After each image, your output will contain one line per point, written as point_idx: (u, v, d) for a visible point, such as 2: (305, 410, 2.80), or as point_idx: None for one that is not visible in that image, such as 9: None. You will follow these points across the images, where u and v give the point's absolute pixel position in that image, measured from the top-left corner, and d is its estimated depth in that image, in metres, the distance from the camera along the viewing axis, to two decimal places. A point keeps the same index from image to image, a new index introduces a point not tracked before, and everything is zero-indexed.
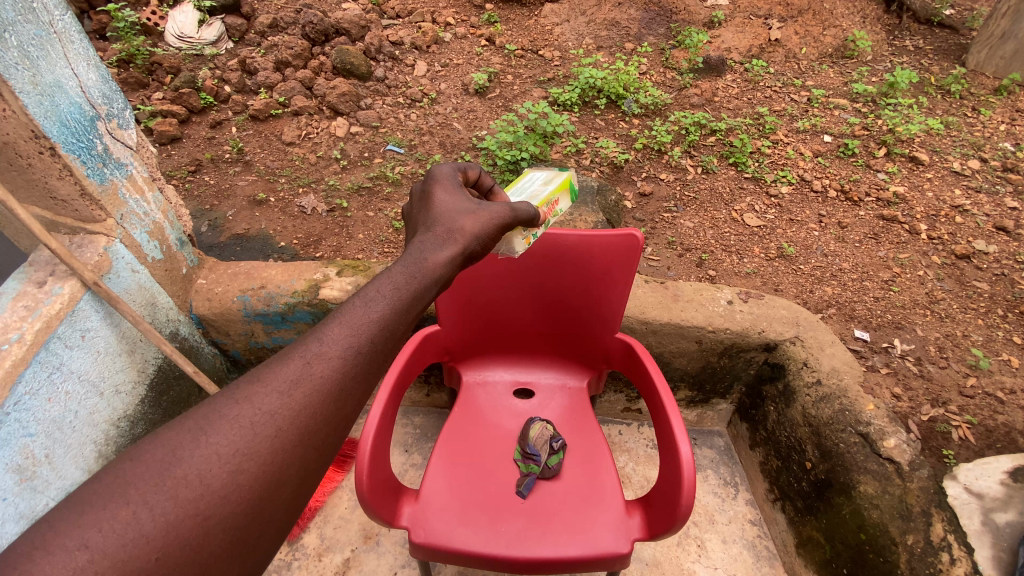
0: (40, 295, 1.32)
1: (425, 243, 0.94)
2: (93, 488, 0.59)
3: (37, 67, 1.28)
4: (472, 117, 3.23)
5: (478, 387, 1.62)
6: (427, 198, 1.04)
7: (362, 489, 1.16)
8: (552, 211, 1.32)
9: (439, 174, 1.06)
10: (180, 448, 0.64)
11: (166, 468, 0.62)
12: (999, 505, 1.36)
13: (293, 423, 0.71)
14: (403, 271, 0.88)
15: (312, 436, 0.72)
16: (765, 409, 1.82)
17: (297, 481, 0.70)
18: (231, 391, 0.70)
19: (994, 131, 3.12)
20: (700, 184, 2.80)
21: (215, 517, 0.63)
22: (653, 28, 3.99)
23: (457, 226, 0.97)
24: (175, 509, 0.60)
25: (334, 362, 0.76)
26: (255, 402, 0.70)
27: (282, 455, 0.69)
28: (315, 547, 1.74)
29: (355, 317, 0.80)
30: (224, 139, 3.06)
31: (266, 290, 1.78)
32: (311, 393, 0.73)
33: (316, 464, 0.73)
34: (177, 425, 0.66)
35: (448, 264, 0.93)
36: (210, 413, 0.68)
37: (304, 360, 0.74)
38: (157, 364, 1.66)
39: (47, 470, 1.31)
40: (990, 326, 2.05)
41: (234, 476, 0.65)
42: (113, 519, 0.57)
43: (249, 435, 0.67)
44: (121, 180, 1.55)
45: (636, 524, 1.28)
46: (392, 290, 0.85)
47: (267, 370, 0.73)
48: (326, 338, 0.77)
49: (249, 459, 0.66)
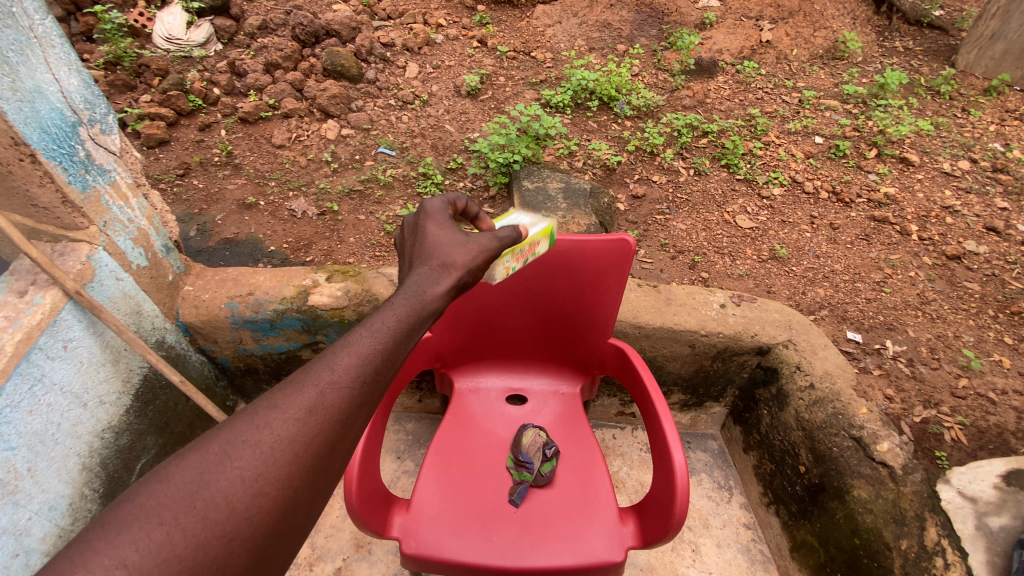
0: (21, 305, 1.29)
1: (421, 275, 0.93)
2: (125, 511, 0.58)
3: (17, 72, 1.25)
4: (464, 119, 3.21)
5: (472, 395, 1.60)
6: (418, 232, 1.02)
7: (352, 501, 1.14)
8: (530, 253, 1.29)
9: (430, 209, 1.04)
10: (206, 471, 0.63)
11: (193, 491, 0.61)
12: (993, 510, 1.36)
13: (309, 449, 0.69)
14: (404, 303, 0.86)
15: (326, 462, 0.71)
16: (759, 413, 1.81)
17: (309, 503, 0.69)
18: (250, 415, 0.68)
19: (984, 131, 3.14)
20: (692, 186, 2.80)
21: (239, 538, 0.62)
22: (645, 29, 3.99)
23: (450, 259, 0.96)
24: (203, 531, 0.60)
25: (346, 391, 0.74)
26: (274, 429, 0.68)
27: (299, 479, 0.68)
28: (307, 557, 1.72)
29: (363, 347, 0.78)
30: (213, 142, 3.02)
31: (254, 296, 1.75)
32: (326, 420, 0.71)
33: (327, 485, 0.72)
34: (201, 446, 0.65)
35: (444, 296, 0.92)
36: (232, 436, 0.66)
37: (317, 389, 0.72)
38: (143, 373, 1.63)
39: (29, 484, 1.28)
40: (981, 326, 2.06)
41: (257, 498, 0.64)
42: (149, 539, 0.57)
43: (269, 460, 0.66)
44: (104, 187, 1.52)
45: (629, 532, 1.27)
46: (395, 321, 0.83)
47: (282, 396, 0.71)
48: (337, 367, 0.75)
49: (269, 483, 0.65)
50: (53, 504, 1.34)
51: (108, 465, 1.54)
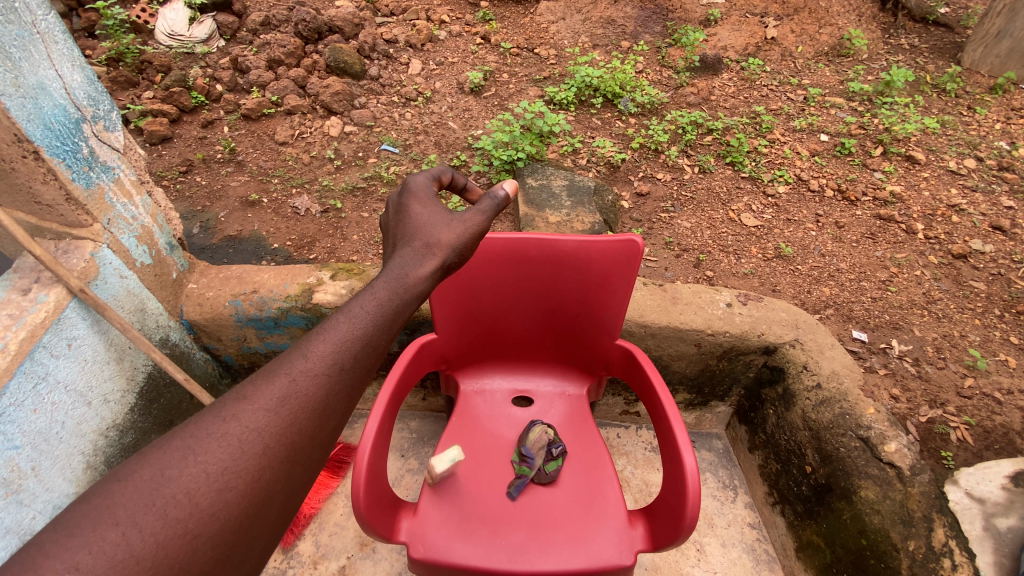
0: (25, 303, 1.28)
1: (404, 258, 0.92)
2: (80, 511, 0.58)
3: (20, 68, 1.24)
4: (467, 116, 3.20)
5: (478, 396, 1.60)
6: (402, 212, 1.01)
7: (359, 506, 1.14)
8: None
9: (414, 186, 1.04)
10: (169, 467, 0.63)
11: (154, 488, 0.61)
12: (1001, 511, 1.36)
13: (279, 440, 0.70)
14: (385, 286, 0.86)
15: (298, 453, 0.71)
16: (764, 412, 1.80)
17: (283, 497, 0.69)
18: (217, 409, 0.69)
19: (990, 129, 3.12)
20: (697, 184, 2.79)
21: (203, 535, 0.61)
22: (649, 26, 3.98)
23: (434, 239, 0.95)
24: (164, 529, 0.59)
25: (319, 379, 0.75)
26: (242, 420, 0.69)
27: (269, 472, 0.68)
28: (311, 555, 1.72)
29: (338, 334, 0.79)
30: (216, 139, 3.02)
31: (258, 294, 1.75)
32: (296, 410, 0.72)
33: (303, 479, 0.72)
34: (164, 443, 0.65)
35: (430, 278, 0.91)
36: (196, 430, 0.66)
37: (288, 377, 0.74)
38: (147, 372, 1.63)
39: (33, 483, 1.28)
40: (987, 326, 2.05)
41: (223, 494, 0.64)
42: (102, 541, 0.56)
43: (236, 453, 0.66)
44: (108, 184, 1.52)
45: (638, 535, 1.27)
46: (375, 306, 0.83)
47: (252, 387, 0.72)
48: (312, 355, 0.76)
49: (238, 477, 0.65)
50: (56, 502, 1.34)
51: (111, 463, 1.53)
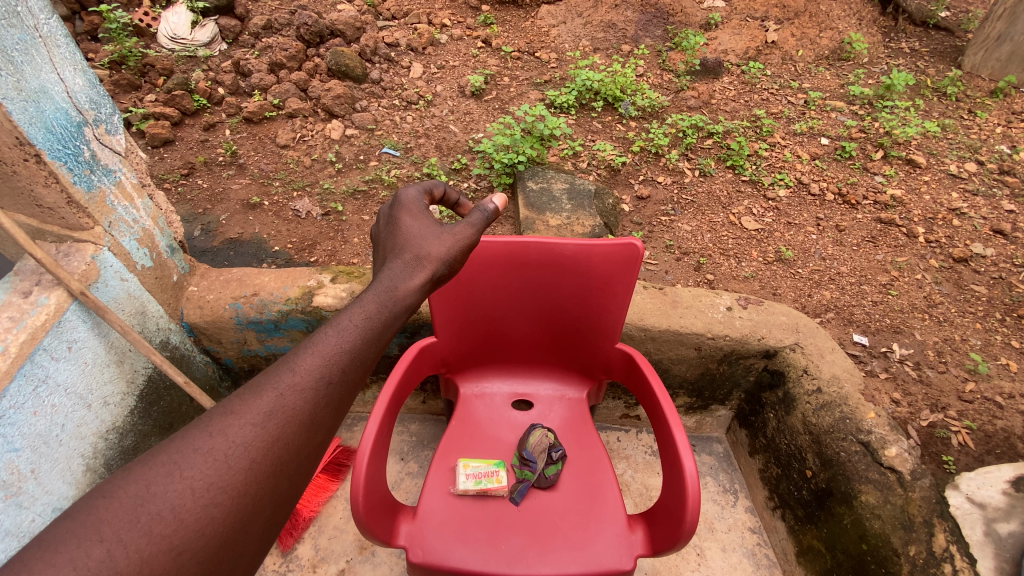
0: (25, 306, 1.28)
1: (394, 271, 0.94)
2: (64, 528, 0.59)
3: (21, 72, 1.25)
4: (469, 119, 3.20)
5: (478, 399, 1.60)
6: (393, 223, 1.02)
7: (359, 510, 1.14)
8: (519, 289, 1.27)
9: (405, 199, 1.06)
10: (154, 484, 0.64)
11: (139, 505, 0.62)
12: (1002, 516, 1.34)
13: (266, 455, 0.71)
14: (374, 299, 0.88)
15: (284, 467, 0.73)
16: (765, 416, 1.80)
17: (270, 510, 0.72)
18: (204, 424, 0.70)
19: (991, 133, 3.12)
20: (697, 187, 2.79)
21: (187, 551, 0.63)
22: (650, 29, 4.00)
23: (424, 252, 0.96)
24: (148, 546, 0.60)
25: (306, 393, 0.76)
26: (228, 435, 0.70)
27: (255, 487, 0.70)
28: (310, 558, 1.71)
29: (327, 347, 0.80)
30: (217, 142, 3.03)
31: (259, 297, 1.75)
32: (284, 424, 0.74)
33: (288, 493, 0.74)
34: (150, 459, 0.66)
35: (419, 290, 0.93)
36: (183, 446, 0.68)
37: (276, 392, 0.75)
38: (147, 374, 1.63)
39: (33, 485, 1.28)
40: (988, 329, 2.04)
41: (208, 509, 0.65)
42: (87, 557, 0.58)
43: (222, 469, 0.67)
44: (109, 187, 1.52)
45: (637, 539, 1.27)
46: (363, 319, 0.85)
47: (239, 402, 0.73)
48: (299, 368, 0.77)
49: (223, 493, 0.67)
50: (56, 505, 1.34)
51: (112, 466, 1.53)
